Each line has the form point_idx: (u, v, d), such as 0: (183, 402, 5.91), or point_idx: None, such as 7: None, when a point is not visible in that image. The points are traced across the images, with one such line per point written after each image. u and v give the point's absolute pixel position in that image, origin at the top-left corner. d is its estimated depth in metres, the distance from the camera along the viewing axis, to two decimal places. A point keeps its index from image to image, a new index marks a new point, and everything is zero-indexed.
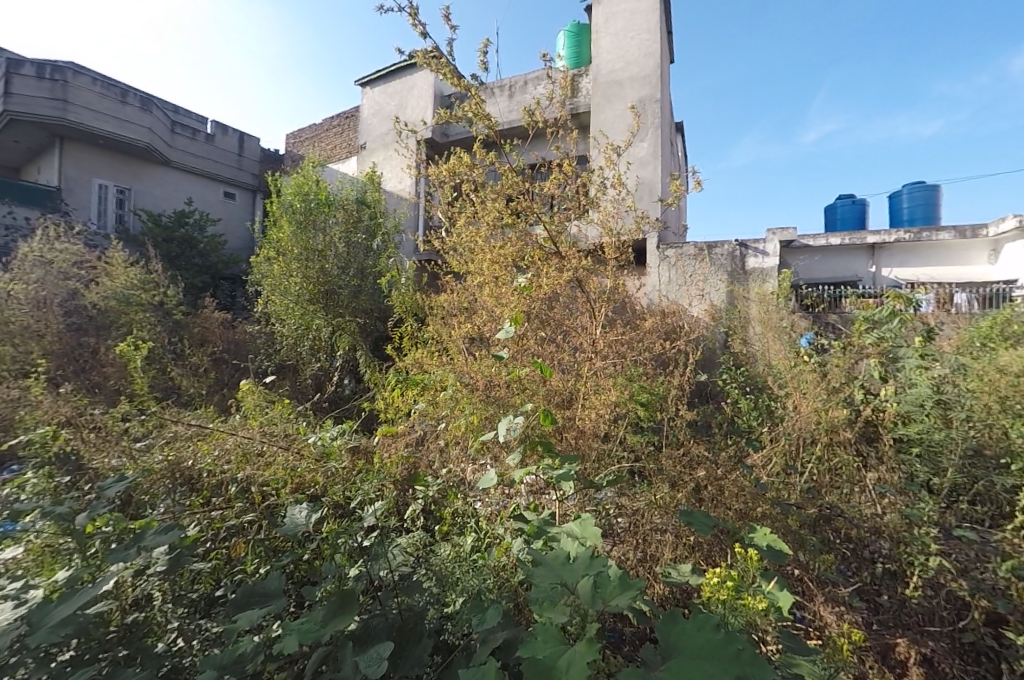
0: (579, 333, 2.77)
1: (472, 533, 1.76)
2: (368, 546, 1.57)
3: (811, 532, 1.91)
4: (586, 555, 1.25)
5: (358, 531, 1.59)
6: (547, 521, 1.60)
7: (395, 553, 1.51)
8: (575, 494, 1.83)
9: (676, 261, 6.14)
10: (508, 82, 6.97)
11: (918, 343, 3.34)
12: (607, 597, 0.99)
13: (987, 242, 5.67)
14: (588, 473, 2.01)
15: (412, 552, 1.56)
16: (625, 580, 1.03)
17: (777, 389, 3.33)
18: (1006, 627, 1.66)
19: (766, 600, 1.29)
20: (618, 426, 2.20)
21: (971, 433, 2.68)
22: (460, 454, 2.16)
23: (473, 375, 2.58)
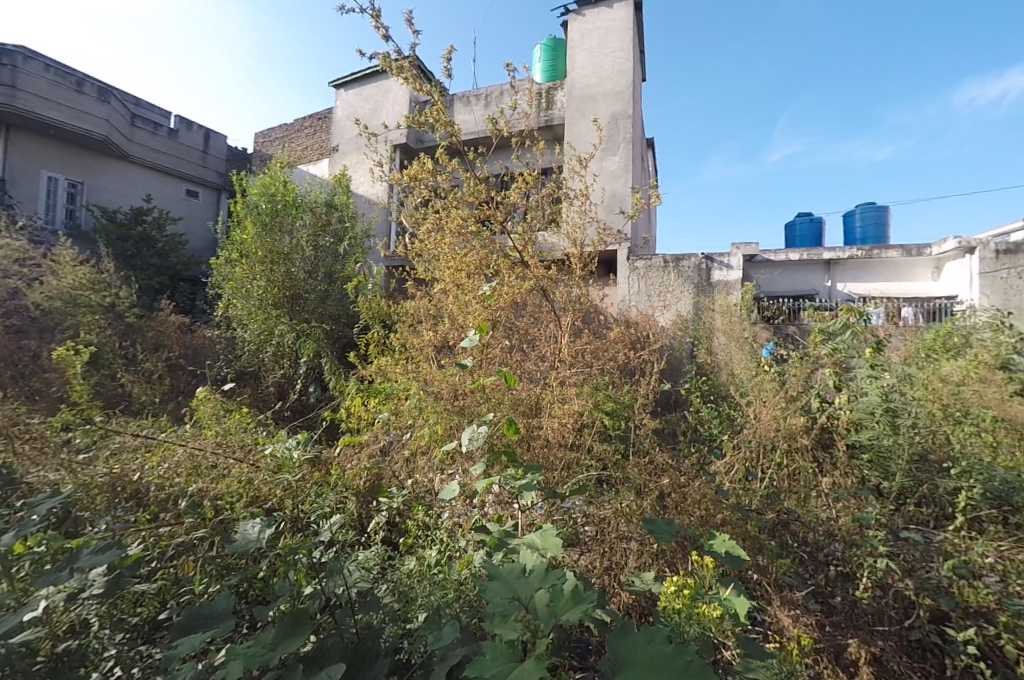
0: (548, 342, 2.78)
1: (436, 545, 1.72)
2: (324, 562, 1.51)
3: (770, 537, 1.95)
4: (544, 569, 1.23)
5: (315, 547, 1.52)
6: (508, 528, 1.60)
7: (353, 569, 1.46)
8: (540, 503, 1.83)
9: (646, 272, 6.32)
10: (484, 91, 6.99)
11: (868, 353, 3.55)
12: (560, 611, 0.99)
13: (931, 260, 6.04)
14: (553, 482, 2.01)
15: (371, 568, 1.53)
16: (581, 595, 1.03)
17: (739, 397, 3.42)
18: (949, 623, 1.73)
19: (724, 606, 1.31)
20: (584, 435, 2.21)
21: (915, 439, 2.85)
22: (427, 463, 2.12)
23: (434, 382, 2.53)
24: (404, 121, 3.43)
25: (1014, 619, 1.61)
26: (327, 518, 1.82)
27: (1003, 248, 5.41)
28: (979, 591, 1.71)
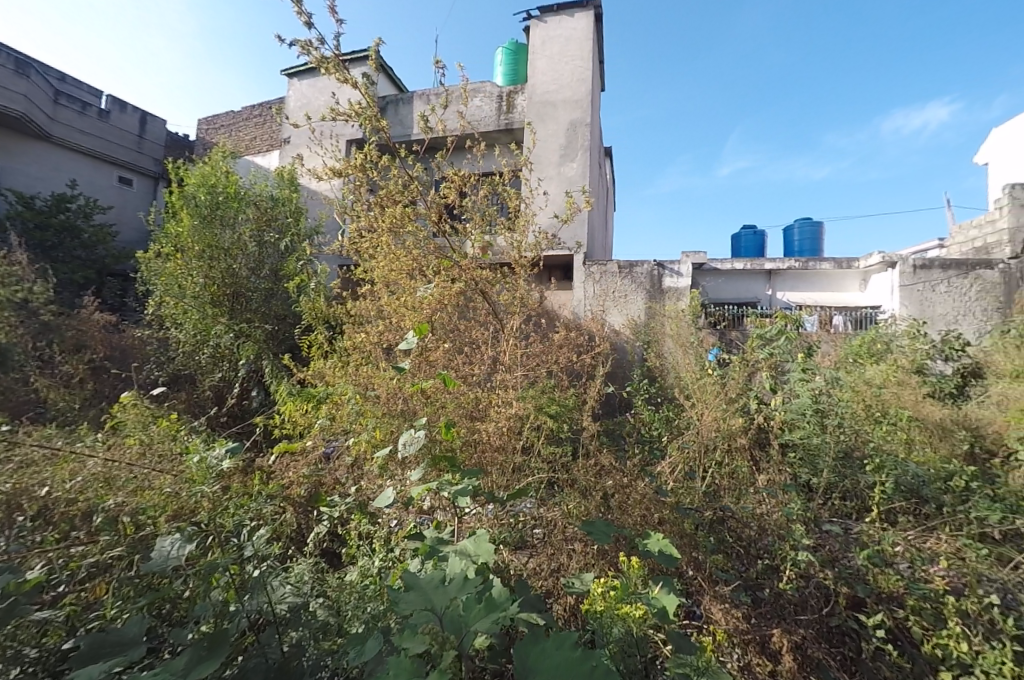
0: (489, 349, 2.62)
1: (378, 553, 1.69)
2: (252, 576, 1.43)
3: (706, 534, 2.02)
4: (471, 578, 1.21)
5: (242, 563, 1.44)
6: (440, 535, 1.57)
7: (282, 587, 1.39)
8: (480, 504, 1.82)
9: (599, 277, 6.49)
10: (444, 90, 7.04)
11: (800, 358, 3.83)
12: (471, 621, 0.96)
13: (858, 273, 6.54)
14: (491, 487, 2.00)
15: (303, 583, 1.46)
16: (499, 605, 1.01)
17: (683, 399, 3.55)
18: (864, 609, 1.85)
19: (651, 608, 1.31)
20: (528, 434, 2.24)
21: (838, 438, 3.06)
22: (370, 470, 2.06)
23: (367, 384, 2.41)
24: (329, 112, 3.32)
25: (919, 601, 1.75)
26: (255, 531, 1.72)
27: (919, 263, 5.92)
28: (890, 577, 1.85)
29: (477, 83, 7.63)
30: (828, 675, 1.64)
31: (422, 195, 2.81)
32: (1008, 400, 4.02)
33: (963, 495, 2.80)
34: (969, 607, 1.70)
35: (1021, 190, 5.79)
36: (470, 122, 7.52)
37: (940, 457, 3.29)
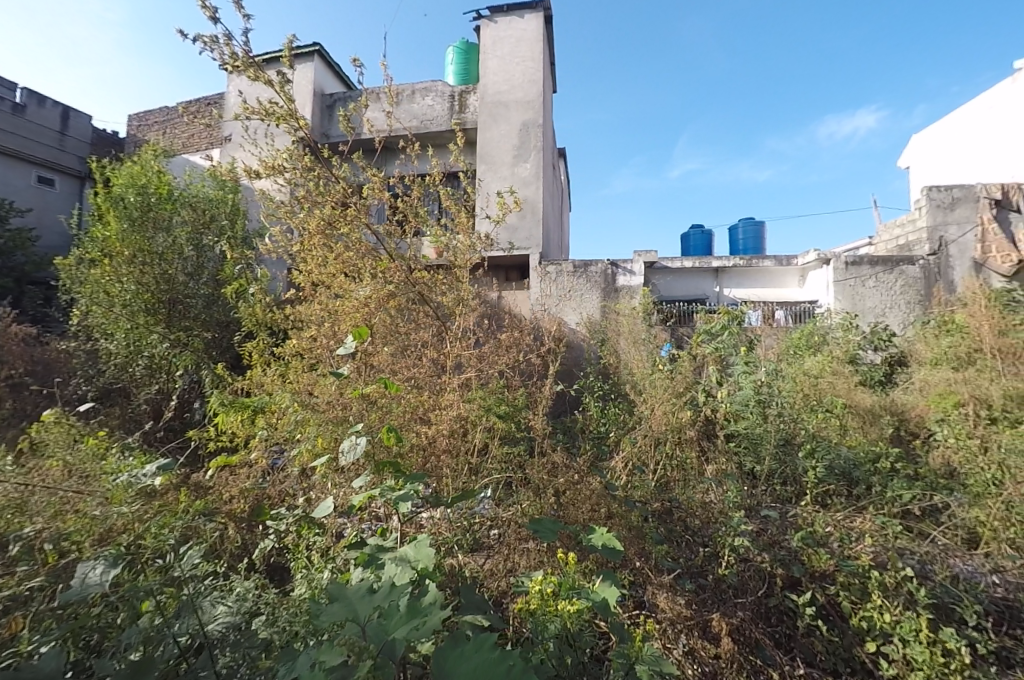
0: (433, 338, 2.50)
1: (325, 566, 1.64)
2: (186, 598, 1.36)
3: (654, 525, 2.10)
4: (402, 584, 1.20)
5: (172, 588, 1.36)
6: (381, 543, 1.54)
7: (219, 608, 1.33)
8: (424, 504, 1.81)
9: (555, 277, 6.60)
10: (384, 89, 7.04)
11: (743, 353, 4.07)
12: (389, 629, 0.94)
13: (797, 270, 6.94)
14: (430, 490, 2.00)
15: (244, 603, 1.40)
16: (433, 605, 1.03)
17: (634, 395, 3.66)
18: (800, 587, 1.96)
19: (592, 603, 1.33)
20: (475, 432, 2.21)
21: (778, 427, 3.25)
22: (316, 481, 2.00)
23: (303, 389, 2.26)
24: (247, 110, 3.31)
25: (847, 577, 1.88)
26: (189, 550, 1.63)
27: (850, 260, 6.36)
28: (821, 556, 1.97)
29: (427, 82, 7.58)
30: (766, 653, 1.74)
31: (366, 191, 2.57)
32: (927, 385, 4.40)
33: (887, 474, 3.04)
34: (890, 579, 1.84)
35: (935, 192, 6.34)
36: (415, 123, 7.50)
37: (868, 440, 3.56)
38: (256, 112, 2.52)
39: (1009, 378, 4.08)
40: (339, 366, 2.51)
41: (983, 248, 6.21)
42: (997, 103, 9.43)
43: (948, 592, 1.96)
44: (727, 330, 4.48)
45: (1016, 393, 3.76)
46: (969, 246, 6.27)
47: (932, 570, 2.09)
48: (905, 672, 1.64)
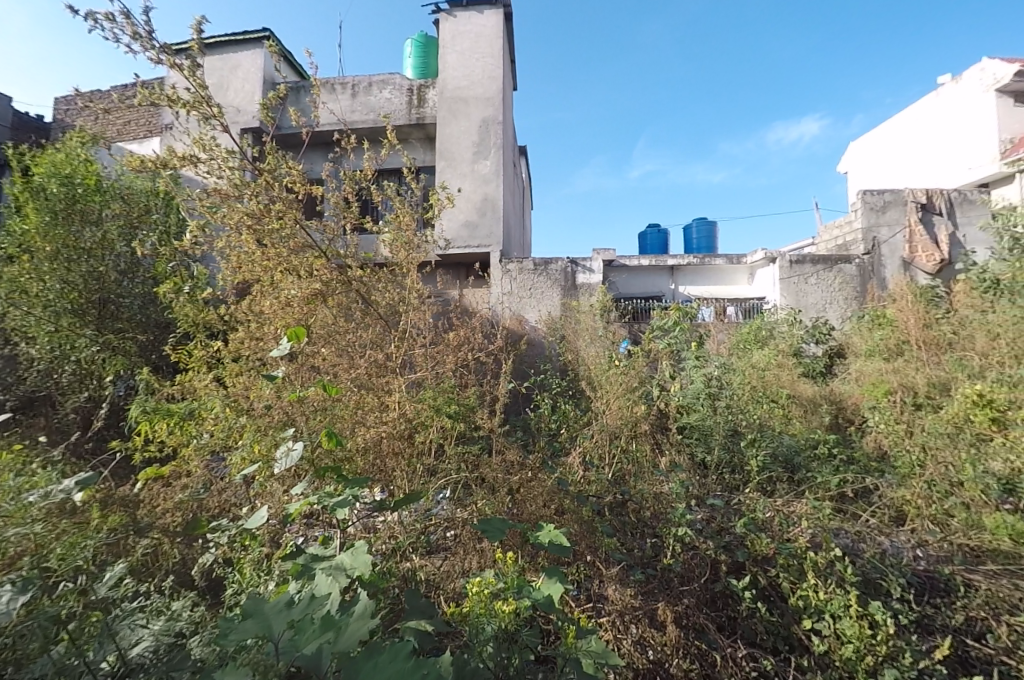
0: (382, 337, 2.42)
1: (263, 578, 1.56)
2: (100, 624, 1.26)
3: (605, 518, 2.14)
4: (331, 596, 1.14)
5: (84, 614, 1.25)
6: (317, 550, 1.47)
7: (138, 633, 1.24)
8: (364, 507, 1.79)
9: (516, 275, 6.64)
10: (351, 81, 7.41)
11: (693, 349, 4.25)
12: (300, 645, 0.90)
13: (746, 267, 7.28)
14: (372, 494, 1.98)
15: (171, 625, 1.31)
16: (364, 615, 1.00)
17: (592, 390, 3.73)
18: (744, 571, 2.04)
19: (535, 601, 1.33)
20: (424, 432, 2.19)
21: (725, 419, 3.40)
22: (255, 490, 1.90)
23: (240, 393, 2.13)
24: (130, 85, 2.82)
25: (786, 559, 1.98)
26: (109, 571, 1.51)
27: (794, 259, 6.70)
28: (763, 541, 2.06)
29: (385, 74, 7.38)
30: (710, 637, 1.81)
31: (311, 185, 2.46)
32: (862, 375, 4.73)
33: (825, 460, 3.25)
34: (823, 559, 1.96)
35: (869, 195, 6.78)
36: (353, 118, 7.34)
37: (809, 429, 3.79)
38: (177, 98, 2.34)
39: (932, 367, 4.43)
40: (272, 368, 2.33)
41: (911, 248, 6.72)
42: (923, 114, 10.18)
43: (875, 568, 2.10)
44: (679, 326, 4.65)
45: (938, 380, 4.09)
46: (899, 246, 6.76)
47: (861, 549, 2.24)
48: (836, 646, 1.74)
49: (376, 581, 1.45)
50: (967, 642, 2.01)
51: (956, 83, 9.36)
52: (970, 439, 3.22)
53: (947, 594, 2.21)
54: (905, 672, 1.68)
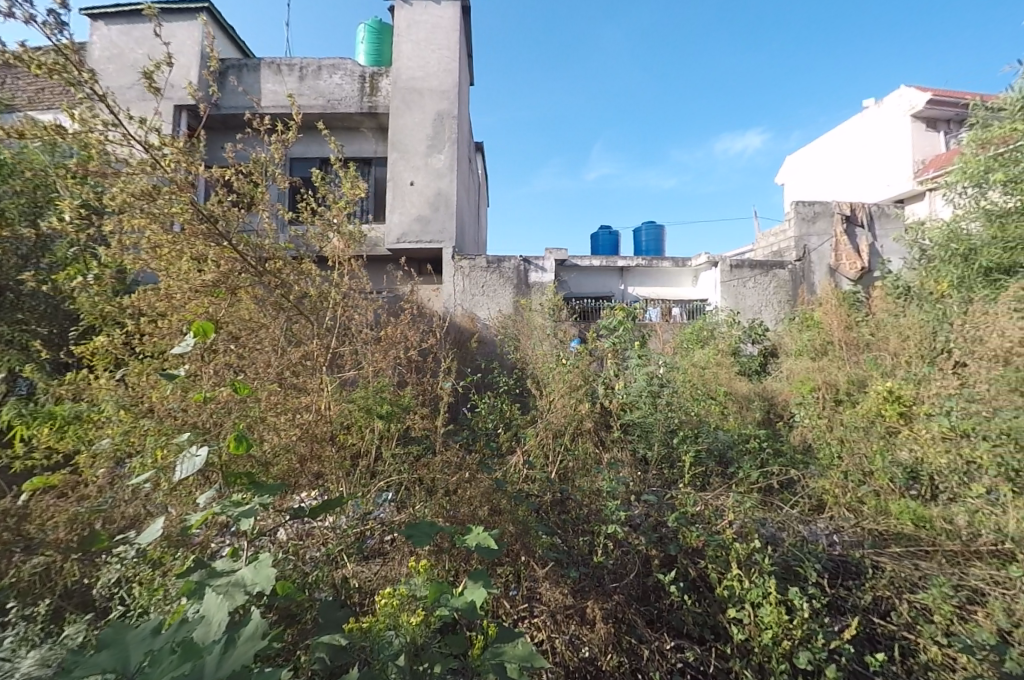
0: (314, 329, 2.27)
1: (164, 600, 1.42)
2: None
3: (543, 517, 2.15)
4: (219, 617, 1.07)
5: None
6: (221, 566, 1.34)
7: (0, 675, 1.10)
8: (282, 523, 1.70)
9: (469, 272, 6.57)
10: (299, 63, 7.03)
11: (637, 348, 4.39)
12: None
13: (690, 270, 7.58)
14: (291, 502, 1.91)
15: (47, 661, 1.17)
16: (253, 635, 0.98)
17: (540, 387, 3.77)
18: (675, 564, 2.12)
19: (457, 609, 1.30)
20: (343, 435, 2.14)
21: (666, 416, 3.54)
22: (164, 502, 1.74)
23: (147, 393, 1.94)
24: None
25: (714, 551, 2.06)
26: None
27: (734, 263, 7.06)
28: (693, 533, 2.14)
29: (335, 58, 7.07)
30: (638, 632, 1.87)
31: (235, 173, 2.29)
32: (792, 373, 5.06)
33: (755, 453, 3.44)
34: (749, 550, 2.06)
35: (802, 206, 7.25)
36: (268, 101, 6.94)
37: (742, 424, 4.01)
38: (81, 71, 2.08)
39: (851, 366, 4.80)
40: (175, 367, 2.05)
41: (837, 256, 7.27)
42: (850, 133, 11.04)
43: (795, 556, 2.24)
44: (624, 325, 4.77)
45: (856, 377, 4.44)
46: (826, 254, 7.29)
47: (782, 537, 2.38)
48: (756, 633, 1.83)
49: (289, 593, 1.38)
50: (874, 620, 2.18)
51: (879, 107, 10.21)
52: (881, 431, 3.53)
53: (858, 576, 2.40)
54: (817, 653, 1.81)
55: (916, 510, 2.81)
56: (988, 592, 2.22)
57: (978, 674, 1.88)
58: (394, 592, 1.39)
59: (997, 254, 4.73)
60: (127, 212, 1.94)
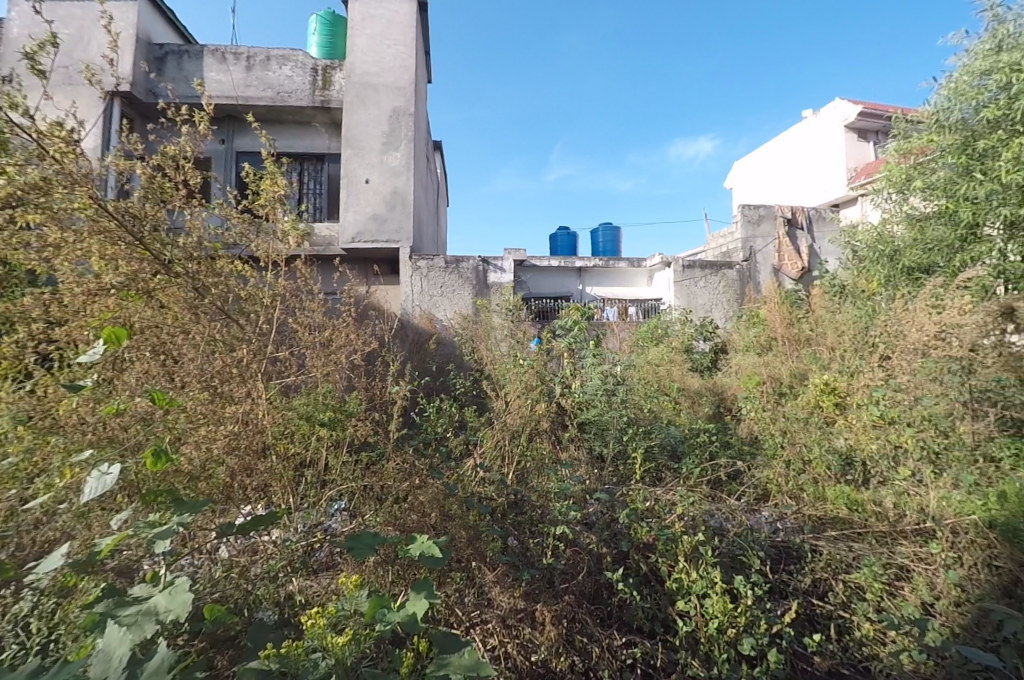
0: (252, 334, 2.16)
1: (71, 633, 1.28)
2: None
3: (496, 521, 2.14)
4: (122, 652, 0.98)
5: None
6: (135, 593, 1.21)
7: None
8: (224, 541, 1.64)
9: (426, 272, 6.46)
10: (246, 52, 6.69)
11: (593, 347, 4.46)
12: None
13: (645, 270, 7.79)
14: (229, 519, 1.80)
15: None
16: (158, 671, 0.94)
17: (497, 388, 3.76)
18: (627, 560, 2.17)
19: (398, 621, 1.25)
20: (283, 445, 2.07)
21: (620, 413, 3.61)
22: (81, 523, 1.58)
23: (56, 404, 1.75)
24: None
25: (664, 545, 2.12)
26: None
27: (686, 264, 7.31)
28: (643, 529, 2.20)
29: (285, 49, 6.78)
30: (590, 631, 1.88)
31: (164, 168, 2.14)
32: (740, 368, 5.29)
33: (705, 446, 3.57)
34: (695, 542, 2.13)
35: (748, 209, 7.62)
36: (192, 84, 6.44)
37: (693, 418, 4.15)
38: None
39: (793, 360, 5.07)
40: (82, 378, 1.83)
41: (779, 257, 7.69)
42: (791, 141, 11.70)
43: (739, 545, 2.34)
44: (579, 325, 4.83)
45: (797, 371, 4.70)
46: (770, 255, 7.69)
47: (728, 527, 2.48)
48: (702, 623, 1.90)
49: (217, 616, 1.29)
50: (813, 602, 2.30)
51: (816, 117, 10.88)
52: (819, 422, 3.76)
53: (798, 560, 2.53)
54: (760, 638, 1.89)
55: (850, 495, 3.00)
56: (912, 568, 2.41)
57: (904, 647, 2.02)
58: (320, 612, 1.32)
59: (918, 256, 5.15)
60: (25, 205, 1.76)
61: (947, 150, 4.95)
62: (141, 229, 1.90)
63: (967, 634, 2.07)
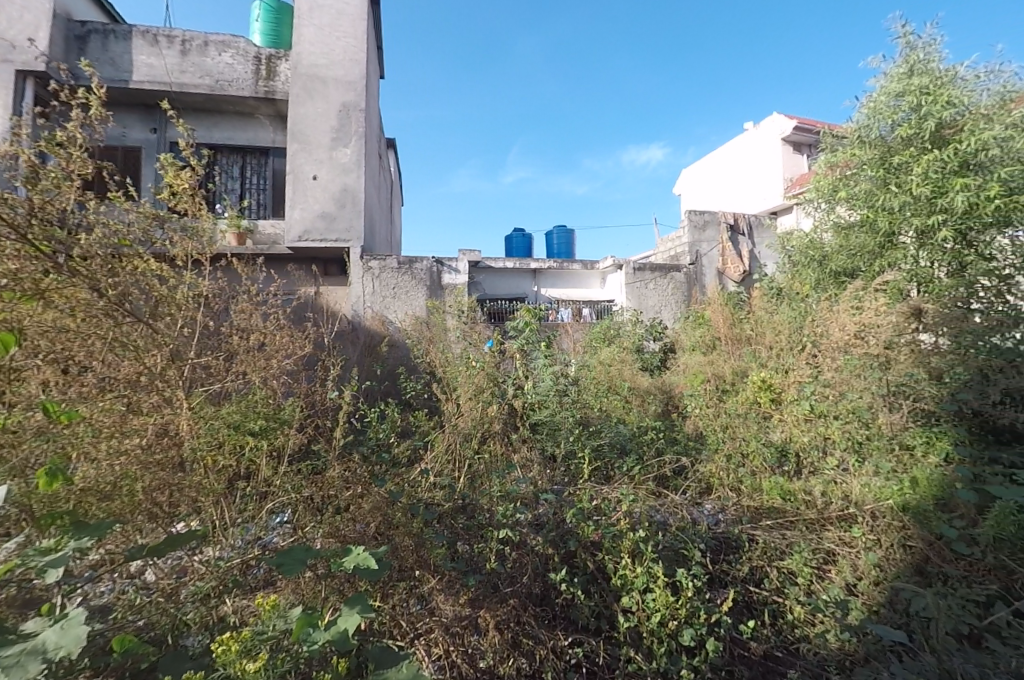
0: (178, 339, 2.01)
1: None
2: None
3: (443, 527, 2.11)
4: None
5: None
6: (26, 628, 1.08)
7: None
8: (148, 563, 1.55)
9: (378, 273, 6.30)
10: (181, 36, 6.24)
11: (546, 348, 4.50)
12: None
13: (598, 272, 7.97)
14: (152, 539, 1.69)
15: None
16: None
17: (448, 390, 3.72)
18: (574, 559, 2.19)
19: (331, 639, 1.19)
20: (211, 461, 1.97)
21: (572, 413, 3.66)
22: None
23: None
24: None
25: (609, 543, 2.18)
26: None
27: (637, 266, 7.54)
28: (589, 527, 2.24)
29: (224, 35, 6.39)
30: (536, 632, 1.89)
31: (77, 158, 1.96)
32: (686, 367, 5.51)
33: (653, 442, 3.68)
34: (639, 538, 2.20)
35: (694, 214, 7.97)
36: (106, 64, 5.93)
37: (642, 416, 4.28)
38: None
39: (734, 358, 5.33)
40: None
41: (722, 261, 8.11)
42: (733, 152, 12.36)
43: (681, 539, 2.43)
44: (531, 326, 4.86)
45: (738, 369, 4.94)
46: (714, 259, 8.08)
47: (671, 522, 2.57)
48: (644, 617, 1.96)
49: (128, 648, 1.17)
50: (749, 590, 2.42)
51: (756, 130, 11.55)
52: (756, 417, 3.97)
53: (737, 549, 2.65)
54: (699, 628, 1.97)
55: (783, 485, 3.18)
56: (837, 552, 2.60)
57: (829, 626, 2.18)
58: (235, 635, 1.24)
59: (843, 260, 5.58)
60: None
61: (868, 163, 5.39)
62: (41, 216, 1.63)
63: (883, 611, 2.26)
